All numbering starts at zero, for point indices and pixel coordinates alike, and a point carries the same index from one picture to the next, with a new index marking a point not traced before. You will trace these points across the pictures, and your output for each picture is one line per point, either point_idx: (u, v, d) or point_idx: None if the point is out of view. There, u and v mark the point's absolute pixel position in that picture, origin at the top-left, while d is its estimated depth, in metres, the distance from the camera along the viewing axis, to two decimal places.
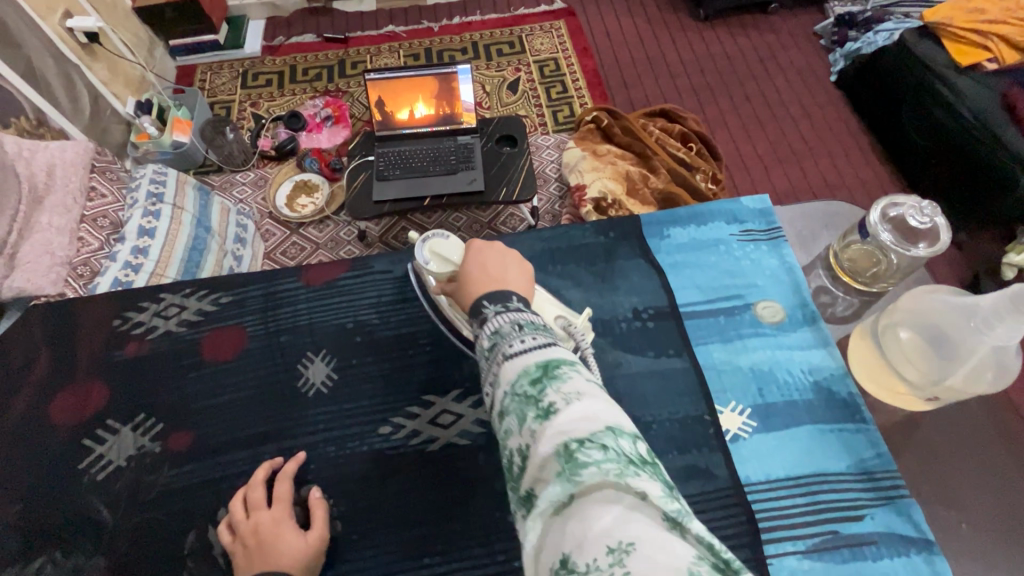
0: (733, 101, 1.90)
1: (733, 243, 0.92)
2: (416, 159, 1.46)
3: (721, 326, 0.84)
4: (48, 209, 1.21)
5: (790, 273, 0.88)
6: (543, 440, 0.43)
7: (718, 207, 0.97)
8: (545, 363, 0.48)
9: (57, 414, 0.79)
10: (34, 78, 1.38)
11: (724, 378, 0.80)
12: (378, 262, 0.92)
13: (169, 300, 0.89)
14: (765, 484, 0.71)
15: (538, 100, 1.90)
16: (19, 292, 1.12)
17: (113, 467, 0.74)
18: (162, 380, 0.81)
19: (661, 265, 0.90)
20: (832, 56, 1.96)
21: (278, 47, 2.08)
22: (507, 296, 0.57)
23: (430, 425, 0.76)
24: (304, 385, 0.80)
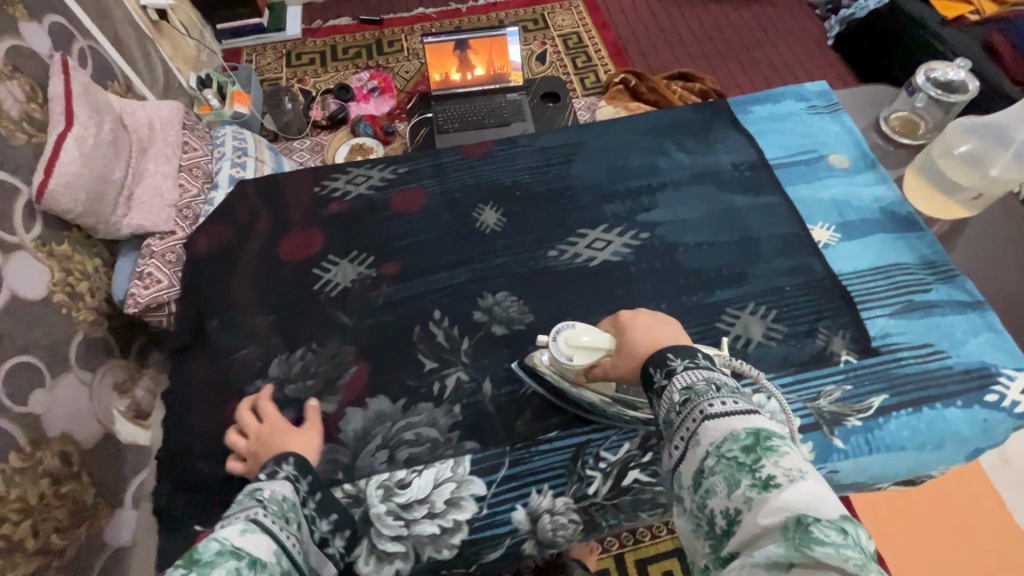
0: (741, 65, 2.09)
1: (804, 114, 1.22)
2: (472, 114, 1.62)
3: (805, 170, 1.14)
4: (153, 157, 1.33)
5: (851, 134, 1.18)
6: (765, 511, 0.51)
7: (790, 91, 1.28)
8: (757, 432, 0.57)
9: (288, 251, 1.11)
10: (121, 48, 1.50)
11: (809, 206, 1.09)
12: (523, 138, 1.24)
13: (357, 173, 1.22)
14: (854, 273, 1.00)
15: (566, 69, 2.07)
16: (138, 228, 1.25)
17: (342, 286, 1.05)
18: (368, 227, 1.13)
19: (749, 132, 1.20)
20: (826, 23, 2.17)
21: (317, 29, 2.22)
22: (694, 353, 0.69)
23: (588, 248, 1.06)
24: (481, 225, 1.12)
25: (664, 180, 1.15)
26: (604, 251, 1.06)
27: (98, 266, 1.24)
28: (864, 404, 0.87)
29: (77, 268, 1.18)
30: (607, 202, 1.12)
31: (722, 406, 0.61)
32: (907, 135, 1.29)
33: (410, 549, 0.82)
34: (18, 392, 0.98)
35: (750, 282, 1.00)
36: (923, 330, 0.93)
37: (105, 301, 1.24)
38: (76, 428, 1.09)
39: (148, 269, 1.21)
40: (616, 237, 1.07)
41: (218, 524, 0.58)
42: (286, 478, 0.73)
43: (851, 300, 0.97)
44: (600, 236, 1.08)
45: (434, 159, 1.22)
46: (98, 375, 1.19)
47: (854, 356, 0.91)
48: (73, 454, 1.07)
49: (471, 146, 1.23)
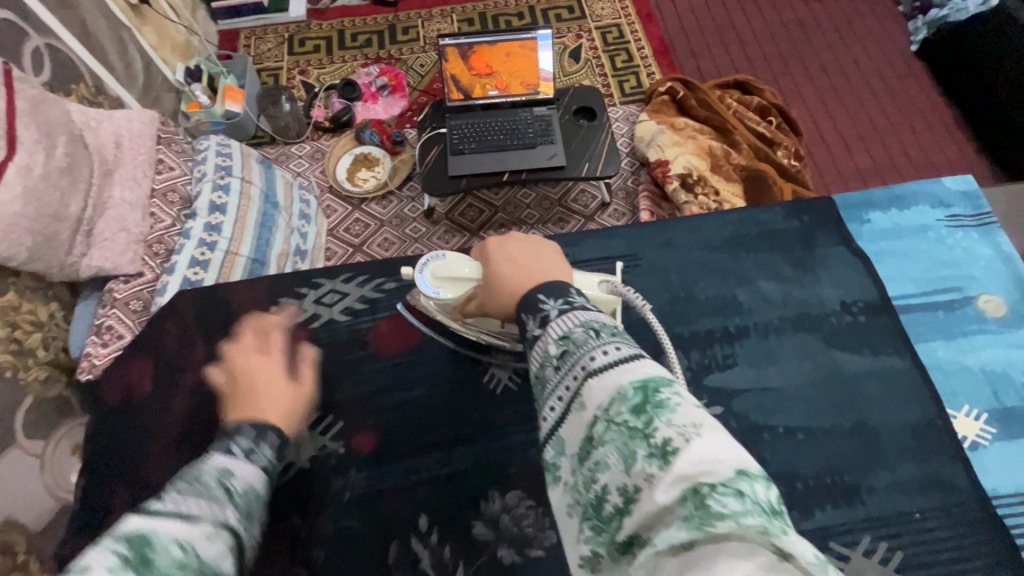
0: (808, 72, 1.80)
1: (942, 229, 0.91)
2: (493, 132, 1.39)
3: (943, 318, 0.83)
4: (119, 182, 1.14)
5: (1008, 265, 0.87)
6: (662, 483, 0.39)
7: (921, 190, 0.95)
8: (646, 385, 0.45)
9: (229, 412, 0.74)
10: (90, 43, 1.29)
11: (951, 378, 0.78)
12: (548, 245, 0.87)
13: (326, 285, 0.86)
14: (1016, 497, 0.70)
15: (603, 69, 1.81)
16: (98, 270, 1.08)
17: (297, 467, 0.71)
18: (336, 374, 0.78)
19: (866, 252, 0.88)
20: (911, 23, 1.86)
21: (324, 11, 1.97)
22: (568, 292, 0.57)
23: None
24: (491, 382, 0.77)
25: (747, 324, 0.79)
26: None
27: (54, 311, 1.09)
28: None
29: (26, 319, 1.02)
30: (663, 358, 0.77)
31: (607, 359, 0.49)
32: None
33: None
34: None
35: (868, 491, 0.68)
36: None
37: (62, 352, 1.09)
38: (22, 511, 0.95)
39: (107, 321, 1.05)
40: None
41: (180, 511, 0.43)
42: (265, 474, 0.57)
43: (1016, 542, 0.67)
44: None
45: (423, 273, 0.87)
46: (54, 442, 1.04)
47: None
48: (17, 542, 0.93)
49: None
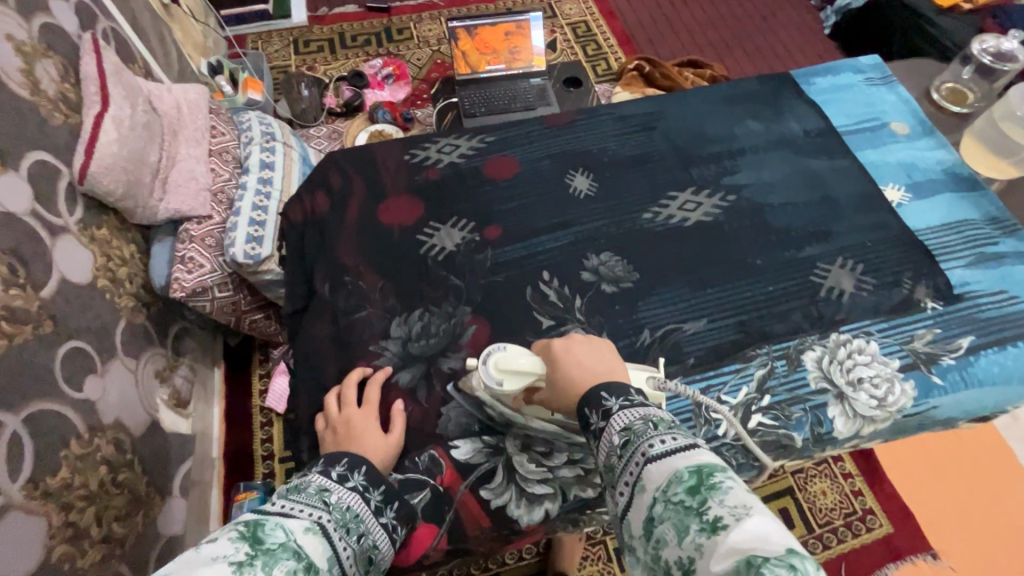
0: (746, 53, 2.16)
1: (863, 85, 1.14)
2: (499, 98, 1.63)
3: (870, 136, 1.07)
4: (184, 141, 1.30)
5: (908, 104, 1.11)
6: (715, 556, 0.45)
7: (844, 64, 1.19)
8: (700, 470, 0.51)
9: (393, 217, 0.97)
10: (139, 31, 1.45)
11: (880, 169, 1.02)
12: (602, 107, 1.11)
13: (443, 141, 1.07)
14: (928, 230, 0.95)
15: (577, 56, 2.10)
16: (175, 212, 1.22)
17: (449, 251, 0.94)
18: (463, 193, 1.00)
19: (816, 103, 1.11)
20: (821, 13, 2.26)
21: (324, 17, 2.18)
22: (629, 391, 0.63)
23: (680, 211, 0.97)
24: (573, 189, 1.00)
25: (744, 147, 1.05)
26: (697, 212, 0.97)
27: (134, 251, 1.21)
28: (953, 343, 0.83)
29: (116, 253, 1.14)
30: (691, 165, 1.02)
31: (664, 446, 0.55)
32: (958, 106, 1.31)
33: (557, 491, 0.78)
34: (74, 377, 0.95)
35: (835, 241, 0.93)
36: (999, 279, 0.90)
37: (143, 286, 1.20)
38: (126, 416, 1.06)
39: (189, 253, 1.20)
40: (706, 199, 0.98)
41: (285, 514, 0.56)
42: (356, 488, 0.65)
43: (928, 251, 0.93)
44: (691, 196, 0.98)
45: (517, 129, 1.08)
46: (142, 363, 1.15)
47: (939, 303, 0.87)
48: (125, 442, 1.04)
49: (554, 114, 1.10)
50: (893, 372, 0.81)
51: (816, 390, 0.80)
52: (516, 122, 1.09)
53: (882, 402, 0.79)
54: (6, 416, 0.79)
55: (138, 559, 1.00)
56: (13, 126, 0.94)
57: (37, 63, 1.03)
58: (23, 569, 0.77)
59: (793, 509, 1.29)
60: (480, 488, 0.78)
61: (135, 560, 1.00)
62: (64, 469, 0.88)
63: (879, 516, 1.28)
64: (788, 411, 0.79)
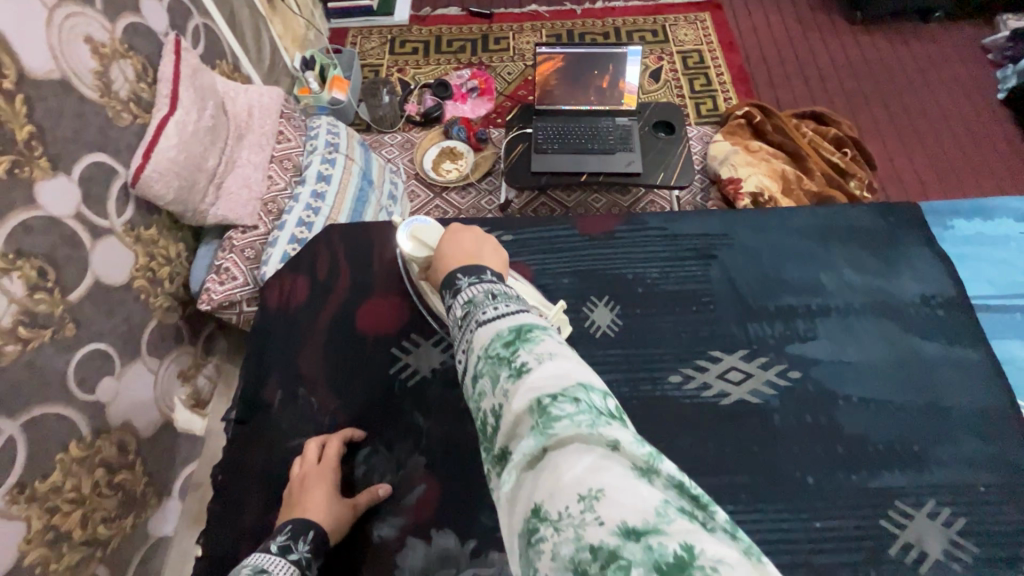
0: (888, 110, 1.82)
1: (1021, 245, 0.99)
2: (575, 135, 1.49)
3: (1019, 321, 0.89)
4: (247, 145, 1.30)
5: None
6: (516, 396, 0.44)
7: (1003, 211, 1.06)
8: (518, 327, 0.50)
9: (365, 325, 0.91)
10: (234, 26, 1.48)
11: (1022, 371, 0.84)
12: (652, 219, 0.96)
13: (453, 234, 0.96)
14: None
15: (681, 90, 1.89)
16: (223, 220, 1.23)
17: (421, 375, 0.87)
18: None
19: (952, 255, 0.96)
20: (999, 72, 1.86)
21: (425, 17, 2.13)
22: (481, 271, 0.63)
23: (722, 380, 0.81)
24: (591, 325, 0.87)
25: (828, 304, 0.87)
26: (741, 387, 0.80)
27: (181, 251, 1.23)
28: None
29: (161, 253, 1.16)
30: (750, 321, 0.86)
31: (495, 312, 0.54)
32: None
33: None
34: (87, 381, 0.97)
35: (931, 473, 0.74)
36: None
37: (183, 287, 1.23)
38: (137, 417, 1.09)
39: (225, 262, 1.19)
40: (760, 370, 0.81)
41: None
42: (296, 562, 0.67)
43: None
44: (739, 363, 0.82)
45: (543, 230, 0.95)
46: (166, 362, 1.18)
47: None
48: (129, 443, 1.06)
49: (589, 220, 0.96)
50: None
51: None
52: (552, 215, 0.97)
53: None
54: (4, 423, 0.81)
55: (119, 562, 1.03)
56: (76, 128, 0.96)
57: (114, 64, 1.05)
58: None
59: None
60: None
61: (116, 561, 1.02)
62: (56, 473, 0.90)
63: None
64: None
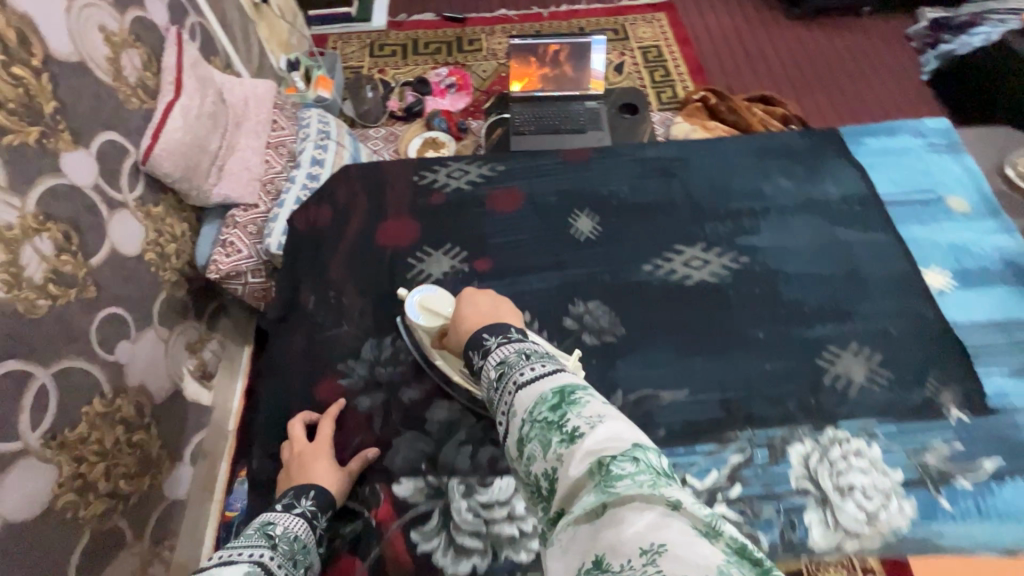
0: (827, 93, 2.02)
1: (923, 151, 1.07)
2: (549, 118, 1.62)
3: (920, 210, 1.00)
4: (245, 132, 1.39)
5: (977, 179, 1.03)
6: (572, 460, 0.49)
7: (904, 125, 1.12)
8: (562, 389, 0.55)
9: (384, 238, 1.01)
10: (225, 27, 1.57)
11: (923, 248, 0.96)
12: (623, 147, 1.10)
13: (455, 166, 1.09)
14: (970, 325, 0.88)
15: (643, 81, 2.05)
16: (225, 199, 1.31)
17: (435, 278, 0.95)
18: (469, 220, 1.02)
19: (862, 165, 1.05)
20: (922, 57, 2.07)
21: (401, 22, 2.27)
22: (506, 329, 0.68)
23: (684, 266, 0.95)
24: (574, 231, 1.00)
25: (768, 207, 1.01)
26: (702, 270, 0.94)
27: (186, 230, 1.30)
28: (973, 464, 0.76)
29: (168, 230, 1.23)
30: (706, 220, 1.00)
31: (533, 373, 0.59)
32: None
33: (488, 546, 0.75)
34: (108, 341, 1.03)
35: (855, 321, 0.89)
36: None
37: (189, 264, 1.30)
38: (151, 382, 1.14)
39: (230, 237, 1.28)
40: (715, 257, 0.96)
41: (222, 565, 0.61)
42: (302, 514, 0.73)
43: (965, 348, 0.86)
44: (699, 253, 0.96)
45: (529, 160, 1.09)
46: (175, 333, 1.24)
47: (965, 414, 0.80)
48: (145, 406, 1.12)
49: (570, 151, 1.09)
50: (892, 486, 0.75)
51: (797, 490, 0.75)
52: (536, 159, 1.08)
53: (872, 516, 0.73)
54: (38, 370, 0.88)
55: (139, 517, 1.08)
56: (92, 108, 1.04)
57: (123, 53, 1.13)
58: (28, 512, 0.85)
59: None
60: (411, 529, 0.77)
61: (136, 517, 1.07)
62: (82, 424, 0.96)
63: None
64: (757, 508, 0.74)
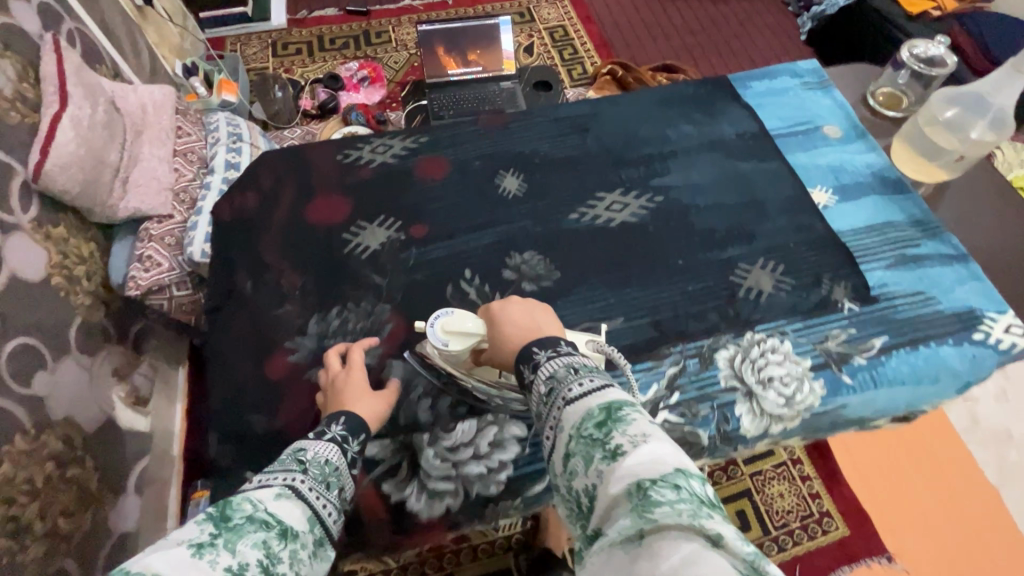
0: (721, 57, 2.18)
1: (799, 89, 1.20)
2: (466, 101, 1.64)
3: (802, 139, 1.12)
4: (147, 141, 1.31)
5: (843, 107, 1.17)
6: (613, 480, 0.50)
7: (782, 69, 1.25)
8: (610, 405, 0.57)
9: (317, 217, 1.03)
10: (108, 32, 1.47)
11: (808, 171, 1.08)
12: (539, 107, 1.17)
13: (379, 143, 1.13)
14: (851, 231, 1.00)
15: (553, 60, 2.12)
16: (135, 212, 1.23)
17: (373, 248, 0.99)
18: (395, 193, 1.06)
19: (750, 105, 1.17)
20: (798, 19, 2.27)
21: (303, 19, 2.20)
22: (557, 343, 0.69)
23: (607, 212, 1.02)
24: (502, 190, 1.06)
25: (675, 149, 1.10)
26: (623, 213, 1.02)
27: (94, 250, 1.22)
28: (867, 343, 0.88)
29: (73, 251, 1.15)
30: (621, 165, 1.08)
31: (581, 388, 0.61)
32: (891, 110, 1.32)
33: (459, 488, 0.82)
34: (22, 373, 0.95)
35: (756, 239, 0.99)
36: (916, 281, 0.95)
37: (102, 285, 1.22)
38: (78, 413, 1.07)
39: (147, 251, 1.22)
40: (633, 201, 1.03)
41: (257, 486, 0.58)
42: (333, 440, 0.70)
43: (849, 251, 0.98)
44: (618, 198, 1.04)
45: (452, 130, 1.14)
46: (97, 361, 1.16)
47: (856, 304, 0.92)
48: (75, 438, 1.05)
49: (489, 117, 1.16)
50: (804, 372, 0.86)
51: (726, 388, 0.85)
52: (454, 137, 1.13)
53: (790, 401, 0.84)
54: None
55: (86, 555, 1.02)
56: None
57: None
58: None
59: (750, 510, 1.30)
60: (382, 482, 0.82)
61: (81, 556, 1.01)
62: (5, 465, 0.89)
63: (836, 519, 1.30)
64: (695, 409, 0.83)
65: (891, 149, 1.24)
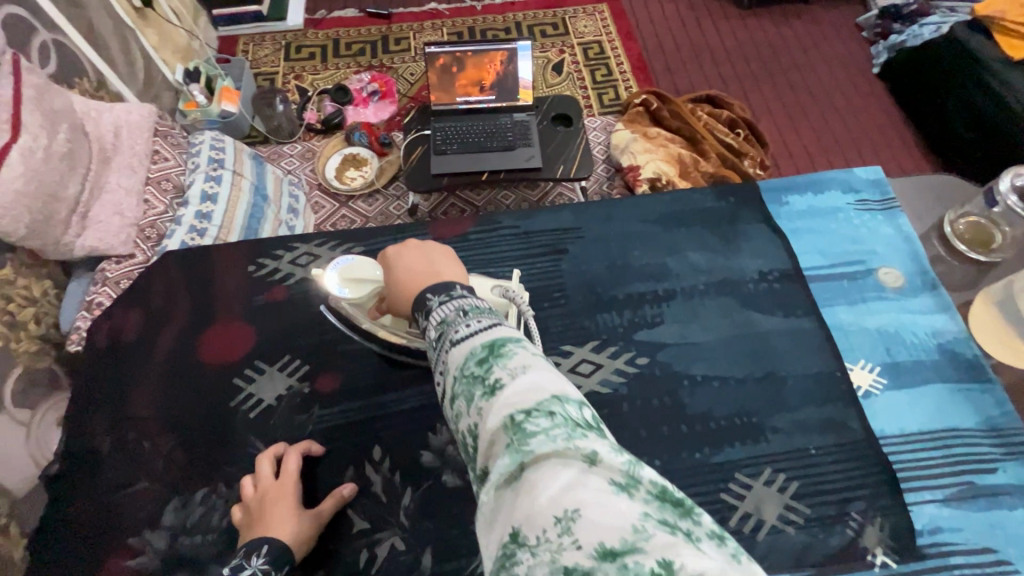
0: (776, 88, 1.91)
1: (851, 212, 1.09)
2: (473, 134, 1.47)
3: (847, 286, 1.00)
4: (116, 168, 1.21)
5: (908, 243, 1.05)
6: (491, 414, 0.41)
7: (835, 178, 1.14)
8: (491, 342, 0.46)
9: (211, 349, 0.91)
10: (94, 39, 1.36)
11: (851, 338, 0.95)
12: (504, 220, 1.05)
13: (302, 250, 1.02)
14: (900, 437, 0.86)
15: (583, 82, 1.91)
16: (92, 250, 1.13)
17: (266, 404, 0.86)
18: (304, 327, 0.93)
19: (784, 230, 1.05)
20: (873, 48, 1.98)
21: (321, 20, 2.06)
22: (450, 286, 0.56)
23: (573, 374, 0.87)
24: None
25: (675, 288, 0.97)
26: (591, 379, 0.87)
27: (47, 289, 1.14)
28: None
29: (21, 293, 1.07)
30: (598, 312, 0.94)
31: (469, 328, 0.50)
32: (976, 248, 1.07)
33: None
34: None
35: (767, 444, 0.83)
36: (982, 522, 0.79)
37: (53, 328, 1.13)
38: (5, 475, 0.98)
39: (98, 297, 1.11)
40: (607, 363, 0.89)
41: None
42: None
43: (896, 467, 0.83)
44: (589, 356, 0.89)
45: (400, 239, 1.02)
46: (39, 412, 1.07)
47: (891, 558, 0.76)
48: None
49: (442, 227, 1.03)
50: None
51: None
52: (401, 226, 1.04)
53: None
54: None
55: None
56: None
57: None
58: None
59: None
60: None
61: None
62: None
63: None
64: None
65: (968, 305, 1.03)
